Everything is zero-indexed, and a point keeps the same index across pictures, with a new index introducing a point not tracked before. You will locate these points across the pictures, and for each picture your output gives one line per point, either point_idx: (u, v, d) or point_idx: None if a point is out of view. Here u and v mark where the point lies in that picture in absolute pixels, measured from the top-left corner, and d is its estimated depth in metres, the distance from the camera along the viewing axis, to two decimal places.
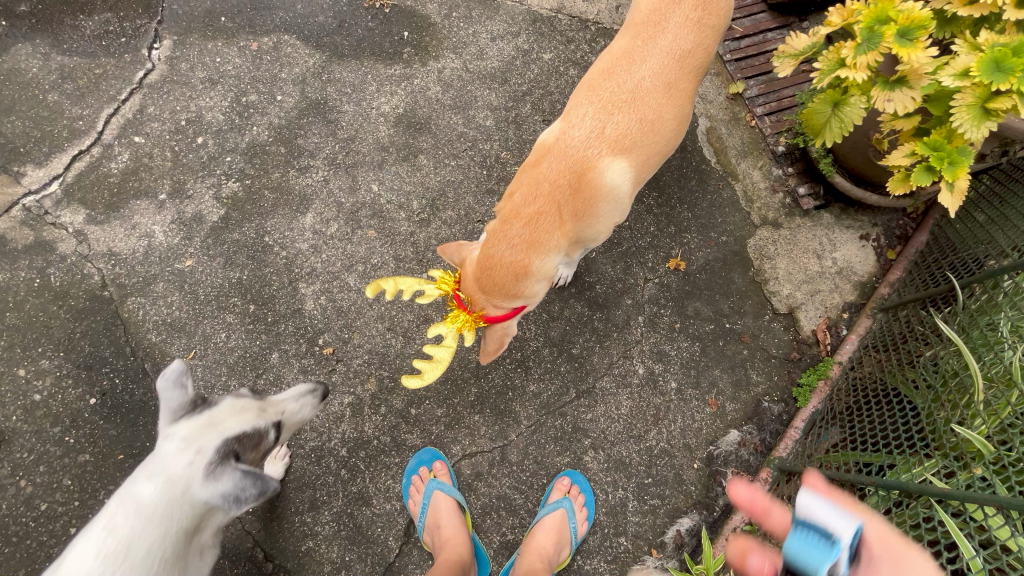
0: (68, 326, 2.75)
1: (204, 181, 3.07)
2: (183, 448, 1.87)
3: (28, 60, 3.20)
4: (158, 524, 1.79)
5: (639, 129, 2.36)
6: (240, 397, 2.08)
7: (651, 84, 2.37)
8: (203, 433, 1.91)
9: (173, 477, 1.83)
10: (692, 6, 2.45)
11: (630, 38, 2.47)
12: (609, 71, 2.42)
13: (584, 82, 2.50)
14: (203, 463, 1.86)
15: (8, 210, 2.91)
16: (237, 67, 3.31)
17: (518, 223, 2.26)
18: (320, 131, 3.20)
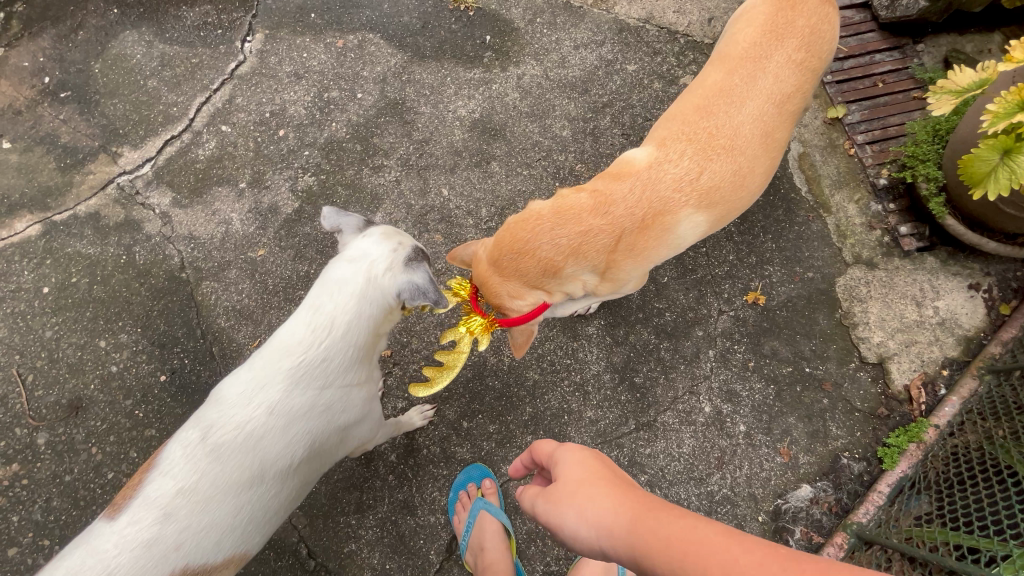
0: (147, 304, 2.87)
1: (282, 173, 3.14)
2: (385, 242, 2.01)
3: (134, 47, 3.46)
4: (359, 296, 1.94)
5: (731, 179, 2.22)
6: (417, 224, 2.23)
7: (750, 132, 2.22)
8: (398, 233, 2.08)
9: (378, 259, 1.97)
10: (794, 48, 2.30)
11: (726, 72, 2.29)
12: (707, 108, 2.25)
13: (675, 113, 2.34)
14: (404, 255, 2.02)
15: (105, 187, 3.10)
16: (322, 64, 3.37)
17: (568, 220, 2.11)
18: (396, 131, 3.20)
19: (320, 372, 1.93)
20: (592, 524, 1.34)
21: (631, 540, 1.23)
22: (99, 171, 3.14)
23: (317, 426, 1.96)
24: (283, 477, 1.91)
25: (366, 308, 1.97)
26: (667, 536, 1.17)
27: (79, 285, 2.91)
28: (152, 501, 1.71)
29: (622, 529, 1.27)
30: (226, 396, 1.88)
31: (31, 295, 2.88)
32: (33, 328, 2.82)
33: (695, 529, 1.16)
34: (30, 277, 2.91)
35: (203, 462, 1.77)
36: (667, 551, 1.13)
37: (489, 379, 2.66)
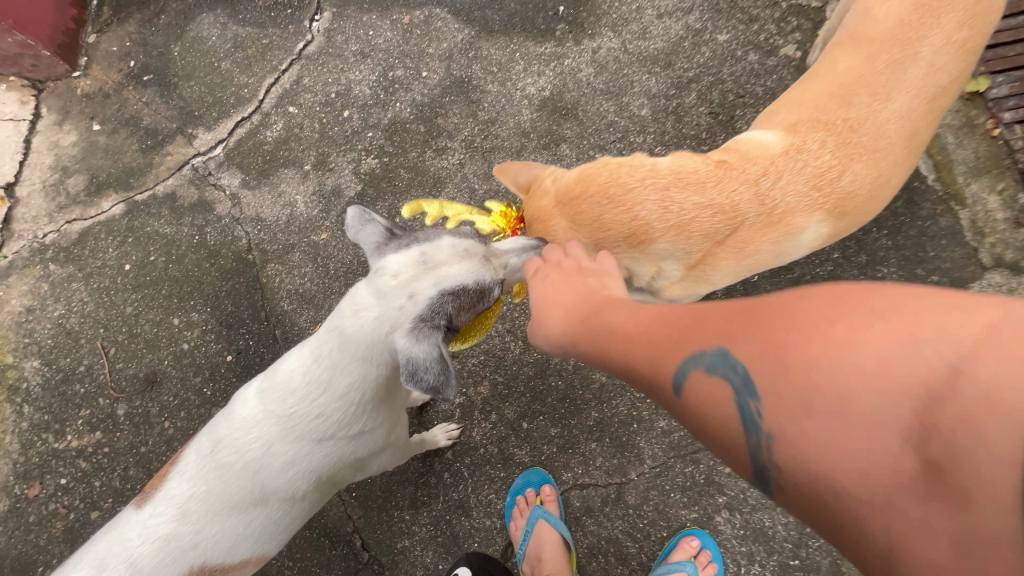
0: (217, 284, 2.92)
1: (346, 155, 3.07)
2: (398, 288, 1.67)
3: (210, 30, 3.54)
4: (365, 360, 1.71)
5: (869, 188, 1.89)
6: (459, 239, 1.79)
7: (897, 134, 1.86)
8: (418, 277, 1.68)
9: (386, 317, 1.67)
10: (957, 26, 1.87)
11: (868, 54, 1.90)
12: (846, 97, 1.88)
13: (801, 98, 2.00)
14: (413, 314, 1.66)
15: (181, 168, 3.18)
16: (387, 41, 3.26)
17: (678, 192, 1.86)
18: (461, 112, 3.04)
19: (333, 412, 1.76)
20: (586, 347, 1.49)
21: (616, 351, 1.37)
22: (176, 153, 3.23)
23: (335, 455, 1.84)
24: (300, 496, 1.85)
25: (376, 368, 1.74)
26: (647, 343, 1.27)
27: (156, 263, 3.01)
28: (171, 498, 1.70)
29: (608, 344, 1.40)
30: (247, 407, 1.81)
31: (114, 271, 3.02)
32: (116, 303, 2.96)
33: (670, 325, 1.24)
34: (114, 254, 3.05)
35: (209, 477, 1.72)
36: (646, 360, 1.25)
37: (552, 379, 2.48)
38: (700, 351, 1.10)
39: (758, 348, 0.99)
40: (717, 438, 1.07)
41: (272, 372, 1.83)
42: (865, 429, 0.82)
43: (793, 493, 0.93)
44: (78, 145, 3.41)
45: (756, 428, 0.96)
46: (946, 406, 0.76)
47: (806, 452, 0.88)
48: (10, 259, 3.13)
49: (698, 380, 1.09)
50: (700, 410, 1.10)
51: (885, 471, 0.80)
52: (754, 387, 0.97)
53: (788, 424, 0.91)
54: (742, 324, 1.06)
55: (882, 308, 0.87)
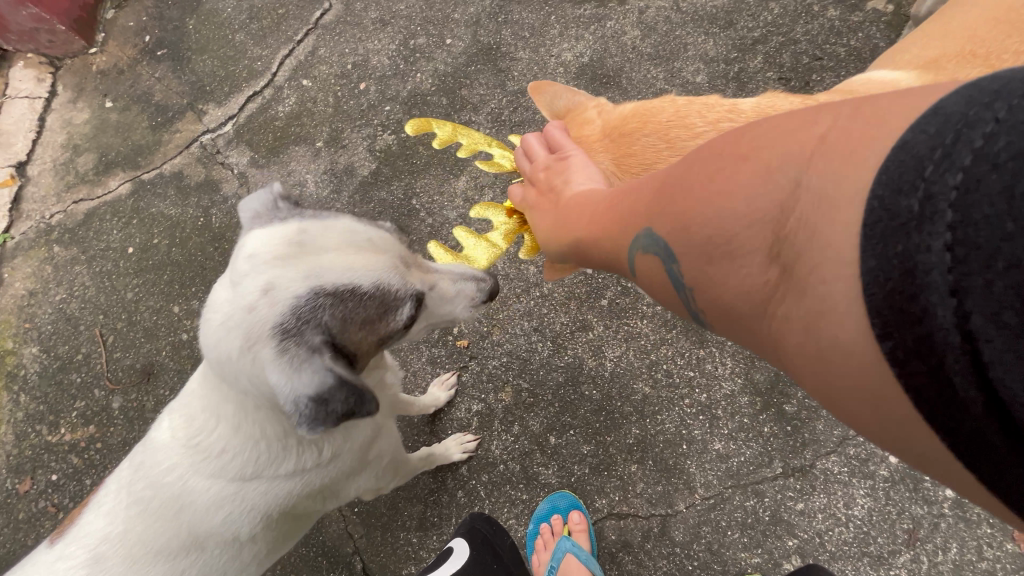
0: (220, 270, 2.69)
1: (361, 131, 2.79)
2: (260, 285, 1.39)
3: (225, 1, 3.34)
4: (236, 378, 1.44)
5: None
6: (354, 232, 1.57)
7: None
8: (278, 270, 1.41)
9: (243, 325, 1.37)
10: None
11: None
12: (1014, 28, 1.48)
13: (949, 34, 1.62)
14: (274, 320, 1.38)
15: (190, 146, 2.98)
16: (409, 7, 2.97)
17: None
18: (488, 82, 2.71)
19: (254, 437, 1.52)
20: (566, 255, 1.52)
21: (589, 254, 1.37)
22: (185, 130, 3.04)
23: (276, 491, 1.59)
24: (241, 537, 1.61)
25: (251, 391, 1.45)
26: (598, 239, 1.28)
27: (160, 247, 2.81)
28: (84, 538, 1.52)
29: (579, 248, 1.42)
30: (167, 431, 1.61)
31: (117, 254, 2.84)
32: (116, 289, 2.77)
33: (612, 216, 1.22)
34: (118, 237, 2.87)
35: (132, 512, 1.54)
36: (609, 255, 1.27)
37: (585, 387, 2.13)
38: (635, 234, 1.10)
39: (668, 215, 0.98)
40: (674, 303, 1.09)
41: (189, 391, 1.63)
42: (744, 262, 0.81)
43: (727, 330, 0.95)
44: (90, 123, 3.27)
45: (685, 285, 0.99)
46: (799, 225, 0.71)
47: (710, 295, 0.90)
48: (17, 239, 3.00)
49: (642, 261, 1.11)
50: (655, 287, 1.12)
51: (765, 296, 0.79)
52: (670, 250, 0.98)
53: (698, 273, 0.92)
54: (662, 194, 1.02)
55: (754, 146, 0.81)
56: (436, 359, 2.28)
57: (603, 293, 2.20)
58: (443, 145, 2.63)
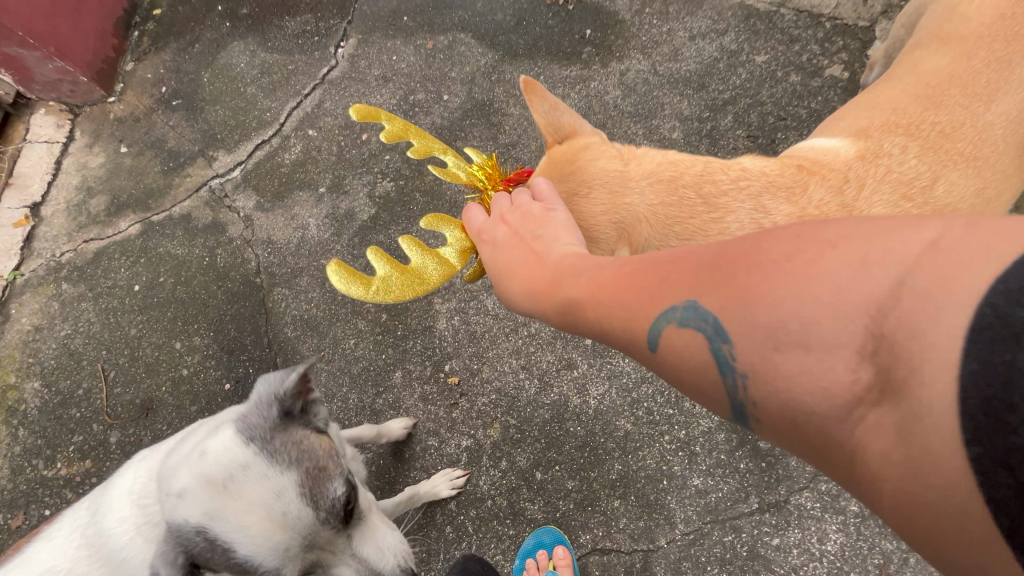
0: (222, 308, 2.81)
1: (361, 178, 2.97)
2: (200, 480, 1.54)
3: (239, 57, 3.61)
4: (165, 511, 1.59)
5: (968, 199, 1.65)
6: (288, 490, 1.57)
7: (998, 141, 1.67)
8: (217, 486, 1.52)
9: (178, 497, 1.55)
10: None
11: (955, 56, 1.77)
12: (933, 98, 1.72)
13: (877, 100, 1.85)
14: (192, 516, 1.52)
15: (199, 190, 3.16)
16: (410, 66, 3.23)
17: (770, 200, 1.68)
18: (481, 135, 2.92)
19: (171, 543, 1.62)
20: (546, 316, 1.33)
21: (580, 318, 1.20)
22: (195, 175, 3.22)
23: None
24: None
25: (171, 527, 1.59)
26: (603, 305, 1.12)
27: (165, 285, 2.94)
28: (34, 563, 1.72)
29: (566, 310, 1.24)
30: (119, 492, 1.77)
31: (123, 291, 2.96)
32: (121, 325, 2.88)
33: (628, 281, 1.08)
34: (124, 274, 3.00)
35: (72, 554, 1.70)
36: (609, 323, 1.10)
37: (570, 424, 2.23)
38: (665, 305, 0.96)
39: (722, 291, 0.87)
40: (699, 391, 0.95)
41: (152, 459, 1.82)
42: (830, 355, 0.72)
43: (775, 430, 0.85)
44: (104, 166, 3.46)
45: (730, 373, 0.86)
46: (902, 326, 0.67)
47: (772, 387, 0.80)
48: (27, 276, 3.13)
49: (666, 338, 0.96)
50: (675, 368, 0.98)
51: (852, 397, 0.71)
52: (722, 331, 0.86)
53: (760, 362, 0.81)
54: (712, 267, 0.92)
55: (839, 234, 0.76)
56: (428, 395, 2.40)
57: None
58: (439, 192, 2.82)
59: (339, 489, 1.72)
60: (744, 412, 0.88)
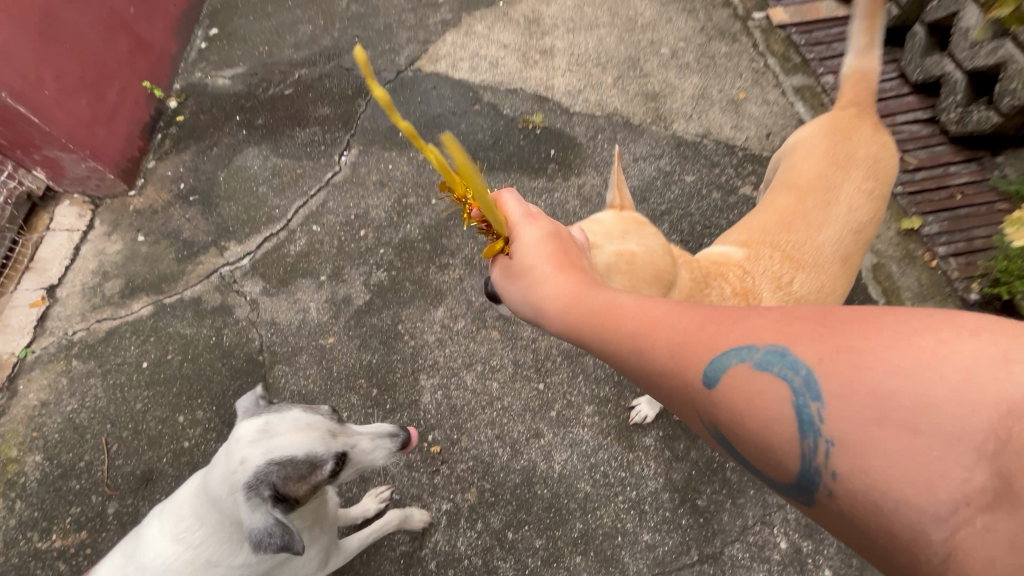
0: (225, 383, 3.11)
1: (359, 268, 3.44)
2: (238, 454, 1.93)
3: (253, 160, 4.17)
4: (215, 503, 1.93)
5: (814, 295, 2.23)
6: (305, 414, 2.10)
7: (832, 255, 2.25)
8: (257, 441, 1.95)
9: (225, 479, 1.90)
10: (864, 177, 2.34)
11: (795, 198, 2.35)
12: (785, 224, 2.29)
13: (748, 225, 2.43)
14: (242, 477, 1.89)
15: (210, 276, 3.55)
16: (403, 174, 3.82)
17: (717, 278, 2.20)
18: (463, 233, 3.46)
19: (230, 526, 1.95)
20: (581, 332, 1.42)
21: (630, 340, 1.29)
22: (207, 262, 3.63)
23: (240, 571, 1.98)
24: None
25: (222, 512, 1.93)
26: (669, 332, 1.22)
27: (172, 362, 3.23)
28: None
29: (613, 329, 1.34)
30: (146, 536, 1.99)
31: (131, 368, 3.24)
32: (127, 399, 3.13)
33: (701, 322, 1.18)
34: (134, 352, 3.29)
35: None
36: (670, 346, 1.20)
37: (538, 487, 2.56)
38: (750, 345, 1.04)
39: (827, 350, 0.93)
40: (762, 440, 0.98)
41: (171, 501, 2.07)
42: (938, 443, 0.77)
43: (843, 503, 0.87)
44: (121, 252, 3.84)
45: (816, 434, 0.89)
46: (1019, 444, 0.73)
47: (866, 467, 0.83)
48: (37, 353, 3.37)
49: (738, 372, 1.03)
50: (739, 407, 1.02)
51: (961, 493, 0.75)
52: (818, 388, 0.90)
53: (853, 431, 0.85)
54: (820, 329, 0.97)
55: (979, 325, 0.81)
56: (412, 464, 2.68)
57: (552, 406, 2.74)
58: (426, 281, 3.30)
59: (330, 411, 2.27)
60: (811, 477, 0.90)
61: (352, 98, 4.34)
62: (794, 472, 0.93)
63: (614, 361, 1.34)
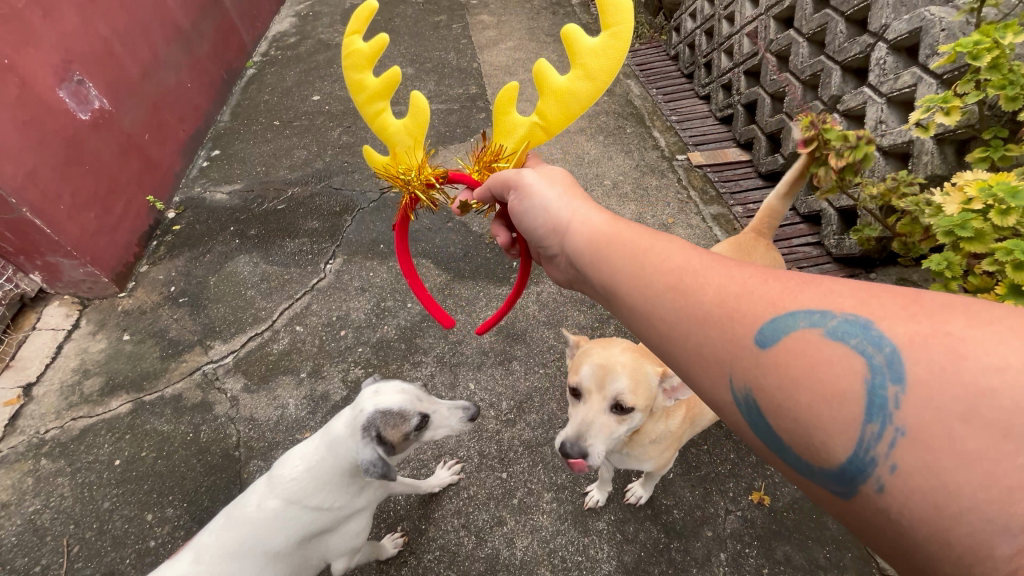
0: (198, 479, 3.21)
1: (338, 365, 3.75)
2: (360, 403, 2.52)
3: (244, 266, 4.58)
4: (332, 447, 2.45)
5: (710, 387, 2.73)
6: (408, 386, 2.67)
7: None
8: (372, 397, 2.53)
9: (348, 422, 2.47)
10: None
11: None
12: None
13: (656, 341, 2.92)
14: (362, 419, 2.43)
15: (193, 373, 3.76)
16: (382, 280, 4.30)
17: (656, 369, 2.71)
18: (435, 334, 3.88)
19: (332, 466, 2.42)
20: (621, 275, 1.43)
21: (678, 285, 1.27)
22: (191, 360, 3.86)
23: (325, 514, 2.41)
24: (274, 562, 2.30)
25: (337, 455, 2.43)
26: (725, 285, 1.20)
27: (146, 459, 3.32)
28: (182, 558, 2.21)
29: (659, 274, 1.33)
30: (255, 492, 2.42)
31: (102, 466, 3.29)
32: (94, 498, 3.16)
33: (765, 285, 1.16)
34: (107, 450, 3.37)
35: (214, 534, 2.28)
36: (724, 297, 1.18)
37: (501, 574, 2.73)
38: (826, 314, 1.02)
39: (919, 334, 0.90)
40: (814, 414, 0.95)
41: (280, 459, 2.54)
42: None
43: (895, 499, 0.86)
44: (104, 350, 4.01)
45: (886, 420, 0.86)
46: None
47: (937, 459, 0.82)
48: (4, 452, 3.40)
49: (803, 335, 1.01)
50: (794, 372, 1.00)
51: None
52: (902, 371, 0.88)
53: (933, 424, 0.83)
54: (918, 313, 0.94)
55: None
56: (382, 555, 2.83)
57: (514, 493, 2.98)
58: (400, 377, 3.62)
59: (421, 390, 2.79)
60: (863, 467, 0.88)
61: (339, 213, 4.94)
62: (844, 453, 0.90)
63: (650, 303, 1.32)
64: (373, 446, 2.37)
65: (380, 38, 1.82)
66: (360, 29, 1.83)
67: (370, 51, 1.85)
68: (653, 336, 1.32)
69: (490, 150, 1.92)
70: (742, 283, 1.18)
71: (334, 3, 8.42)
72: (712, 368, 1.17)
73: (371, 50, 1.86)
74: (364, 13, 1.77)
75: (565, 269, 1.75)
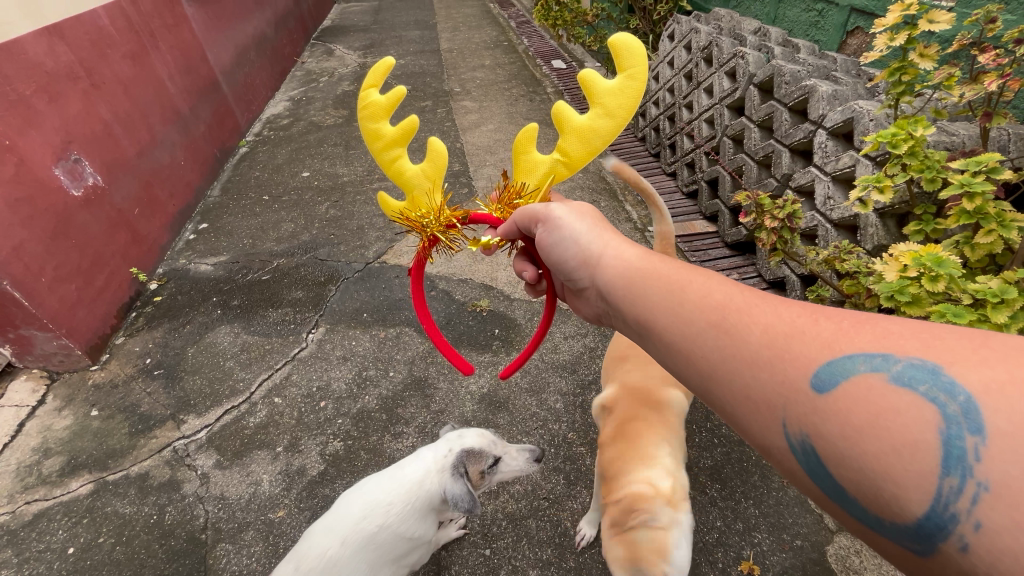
0: (159, 567, 3.01)
1: (315, 438, 3.65)
2: (445, 445, 2.77)
3: (224, 336, 4.55)
4: (421, 478, 2.60)
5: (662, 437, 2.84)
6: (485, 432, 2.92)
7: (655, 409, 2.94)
8: (457, 440, 2.80)
9: (437, 459, 2.68)
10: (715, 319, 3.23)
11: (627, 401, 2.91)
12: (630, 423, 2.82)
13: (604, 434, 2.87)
14: (452, 458, 2.68)
15: (162, 449, 3.62)
16: (364, 349, 4.31)
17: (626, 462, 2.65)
18: (417, 403, 3.85)
19: (417, 494, 2.54)
20: (659, 311, 1.50)
21: (723, 323, 1.33)
22: (161, 436, 3.72)
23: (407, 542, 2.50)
24: None
25: (426, 485, 2.58)
26: (775, 324, 1.26)
27: (103, 546, 3.11)
28: None
29: (701, 311, 1.40)
30: (324, 527, 2.39)
31: (54, 555, 3.08)
32: None
33: (817, 328, 1.22)
34: (61, 536, 3.15)
35: None
36: (773, 337, 1.24)
37: None
38: (888, 358, 1.05)
39: (993, 382, 0.93)
40: (882, 465, 0.96)
41: (354, 488, 2.59)
42: None
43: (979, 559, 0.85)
44: (68, 427, 3.84)
45: (966, 473, 0.87)
46: None
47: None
48: None
49: (864, 379, 1.05)
50: (858, 418, 1.02)
51: None
52: (980, 422, 0.89)
53: (1017, 477, 0.83)
54: (987, 359, 0.97)
55: None
56: None
57: (498, 572, 2.86)
58: (381, 449, 3.53)
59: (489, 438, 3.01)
60: (943, 523, 0.88)
61: (323, 284, 5.03)
62: (919, 508, 0.92)
63: (692, 341, 1.39)
64: (463, 481, 2.58)
65: (396, 89, 2.01)
66: (376, 82, 2.01)
67: (388, 102, 2.04)
68: (696, 375, 1.37)
69: (513, 188, 2.09)
70: (791, 322, 1.25)
71: (326, 90, 9.05)
72: (763, 412, 1.21)
73: (388, 101, 2.05)
74: (381, 68, 1.96)
75: (593, 302, 1.87)
